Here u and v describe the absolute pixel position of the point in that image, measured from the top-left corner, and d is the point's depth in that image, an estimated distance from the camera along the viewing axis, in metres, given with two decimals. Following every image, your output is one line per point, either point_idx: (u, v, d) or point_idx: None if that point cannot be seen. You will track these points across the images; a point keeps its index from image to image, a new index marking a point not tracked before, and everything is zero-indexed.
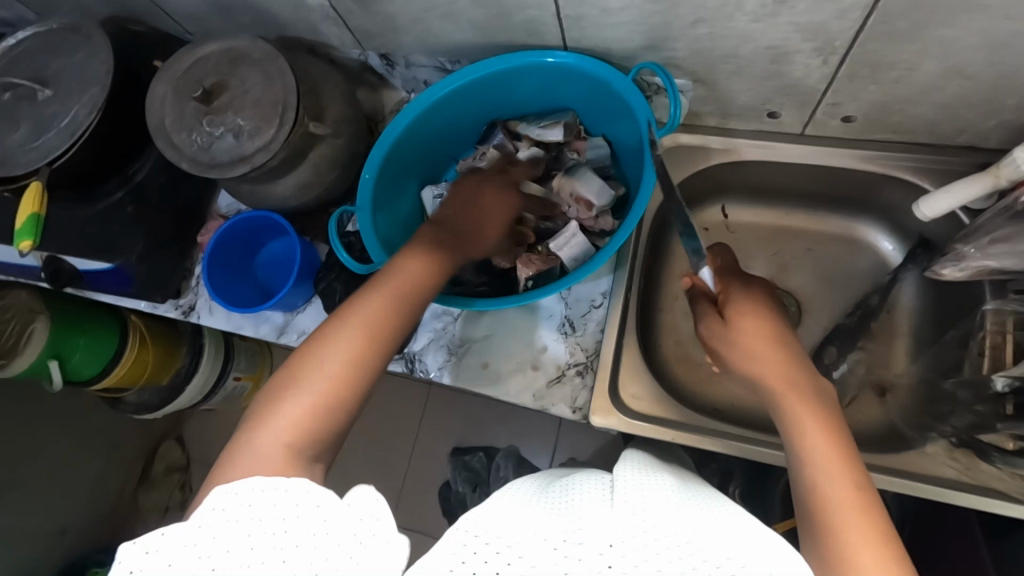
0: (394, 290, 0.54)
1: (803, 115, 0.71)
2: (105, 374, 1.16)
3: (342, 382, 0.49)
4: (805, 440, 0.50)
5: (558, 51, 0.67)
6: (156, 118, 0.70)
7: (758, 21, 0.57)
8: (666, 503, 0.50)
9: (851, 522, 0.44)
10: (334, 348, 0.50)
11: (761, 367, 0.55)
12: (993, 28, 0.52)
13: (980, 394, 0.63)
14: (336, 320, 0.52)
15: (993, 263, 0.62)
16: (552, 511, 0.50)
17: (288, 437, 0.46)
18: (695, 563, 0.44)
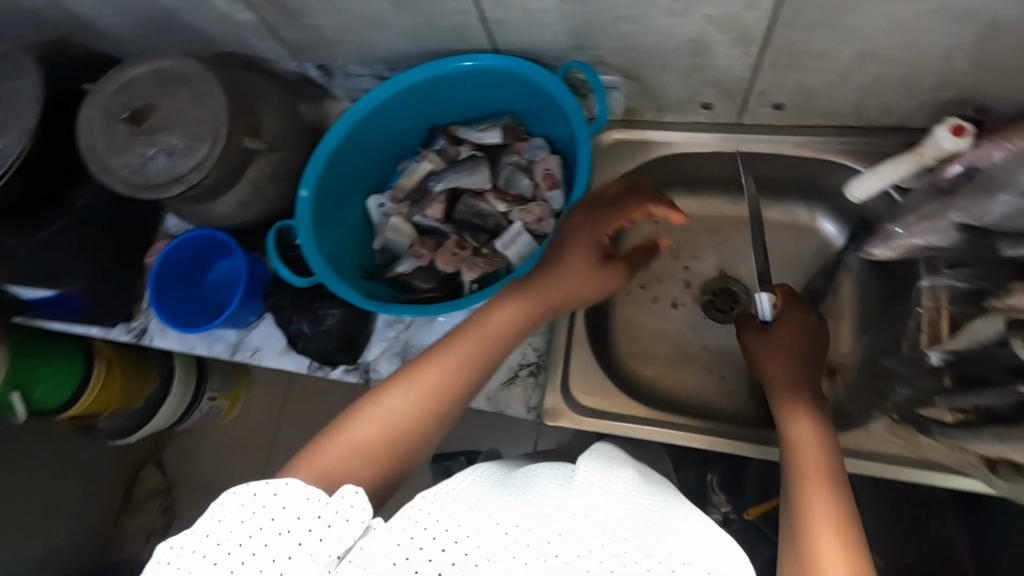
0: (472, 345, 0.59)
1: (736, 105, 0.72)
2: (72, 403, 1.15)
3: (408, 425, 0.54)
4: (801, 455, 0.55)
5: (476, 54, 0.68)
6: (87, 142, 0.69)
7: (674, 16, 0.58)
8: (625, 502, 0.51)
9: (823, 529, 0.49)
10: (405, 387, 0.56)
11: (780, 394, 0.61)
12: (898, 11, 0.53)
13: (918, 369, 0.66)
14: (419, 364, 0.58)
15: (919, 240, 0.64)
16: (507, 498, 0.50)
17: (353, 458, 0.51)
18: (646, 563, 0.45)
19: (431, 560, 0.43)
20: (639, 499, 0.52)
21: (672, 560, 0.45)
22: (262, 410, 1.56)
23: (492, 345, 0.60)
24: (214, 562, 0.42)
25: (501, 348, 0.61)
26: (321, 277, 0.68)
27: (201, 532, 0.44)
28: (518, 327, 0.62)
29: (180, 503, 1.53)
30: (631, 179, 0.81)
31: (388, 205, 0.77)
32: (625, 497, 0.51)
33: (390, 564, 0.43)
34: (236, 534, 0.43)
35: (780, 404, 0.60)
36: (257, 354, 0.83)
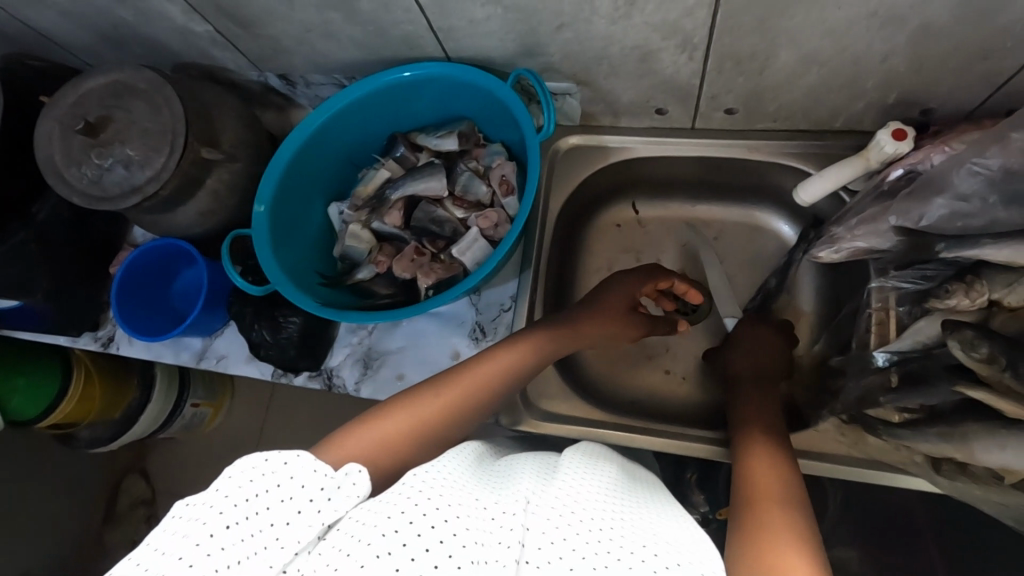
0: (501, 359, 0.64)
1: (688, 110, 0.73)
2: (51, 411, 1.14)
3: (438, 424, 0.57)
4: (760, 442, 0.58)
5: (416, 64, 0.69)
6: (44, 155, 0.70)
7: (615, 23, 0.59)
8: (605, 493, 0.50)
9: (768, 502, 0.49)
10: (439, 389, 0.59)
11: (748, 399, 0.66)
12: (829, 18, 0.54)
13: (867, 369, 0.65)
14: (455, 370, 0.62)
15: (863, 243, 0.64)
16: (491, 491, 0.51)
17: (384, 444, 0.53)
18: (615, 549, 0.44)
19: (419, 536, 0.43)
20: (621, 491, 0.52)
21: (644, 551, 0.44)
22: (243, 416, 1.56)
23: (519, 361, 0.64)
24: (221, 512, 0.44)
25: (525, 371, 0.64)
26: (276, 286, 0.68)
27: (213, 486, 0.45)
28: (540, 356, 0.66)
29: (165, 511, 1.53)
30: (591, 183, 0.82)
31: (348, 213, 0.77)
32: (608, 490, 0.51)
33: (379, 535, 0.43)
34: (244, 490, 0.45)
35: (746, 409, 0.65)
36: (222, 362, 0.84)
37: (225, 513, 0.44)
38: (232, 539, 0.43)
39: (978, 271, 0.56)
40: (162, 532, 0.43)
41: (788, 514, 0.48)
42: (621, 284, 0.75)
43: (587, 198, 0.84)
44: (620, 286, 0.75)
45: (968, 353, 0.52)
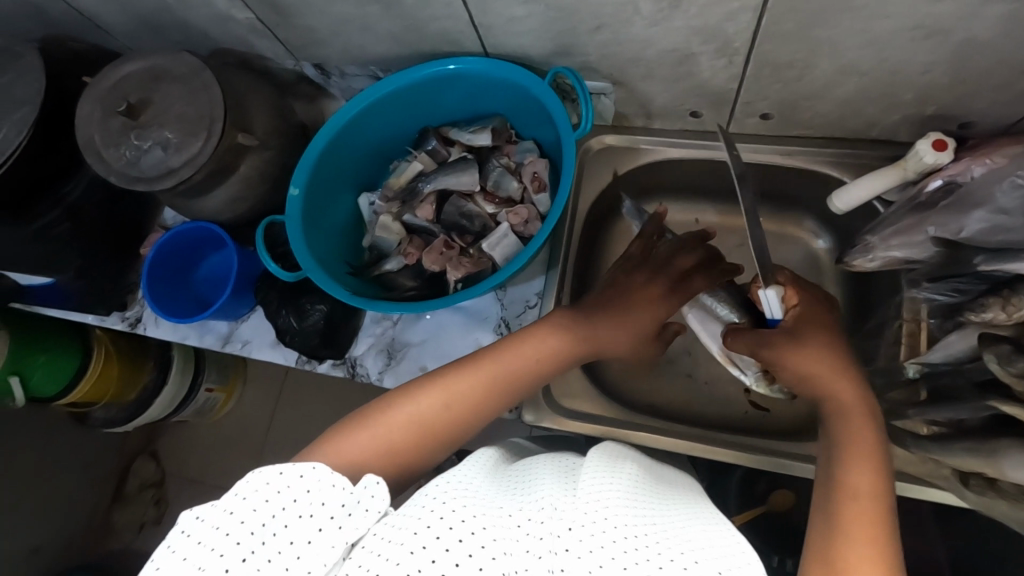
0: (505, 365, 0.61)
1: (722, 115, 0.73)
2: (69, 390, 1.16)
3: (438, 426, 0.56)
4: (849, 433, 0.53)
5: (460, 57, 0.69)
6: (83, 136, 0.70)
7: (656, 26, 0.59)
8: (630, 496, 0.51)
9: (853, 523, 0.47)
10: (440, 390, 0.57)
11: (828, 379, 0.56)
12: (874, 28, 0.54)
13: (894, 380, 0.67)
14: (457, 366, 0.60)
15: (898, 253, 0.63)
16: (514, 498, 0.51)
17: (388, 451, 0.53)
18: (649, 556, 0.45)
19: (447, 550, 0.44)
20: (648, 496, 0.52)
21: (683, 558, 0.45)
22: (256, 404, 1.57)
23: (529, 368, 0.62)
24: (238, 542, 0.43)
25: (540, 371, 0.63)
26: (308, 273, 0.69)
27: (226, 511, 0.45)
28: (554, 361, 0.64)
29: (174, 494, 1.54)
30: (619, 184, 0.82)
31: (379, 204, 0.78)
32: (633, 491, 0.51)
33: (407, 554, 0.43)
34: (260, 514, 0.44)
35: (830, 386, 0.56)
36: (247, 347, 0.85)
37: (243, 540, 0.44)
38: (254, 565, 0.43)
39: (1014, 285, 0.54)
40: (176, 557, 0.43)
41: (881, 546, 0.45)
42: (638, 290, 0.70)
43: (614, 200, 0.84)
44: (628, 292, 0.70)
45: (1003, 367, 0.51)
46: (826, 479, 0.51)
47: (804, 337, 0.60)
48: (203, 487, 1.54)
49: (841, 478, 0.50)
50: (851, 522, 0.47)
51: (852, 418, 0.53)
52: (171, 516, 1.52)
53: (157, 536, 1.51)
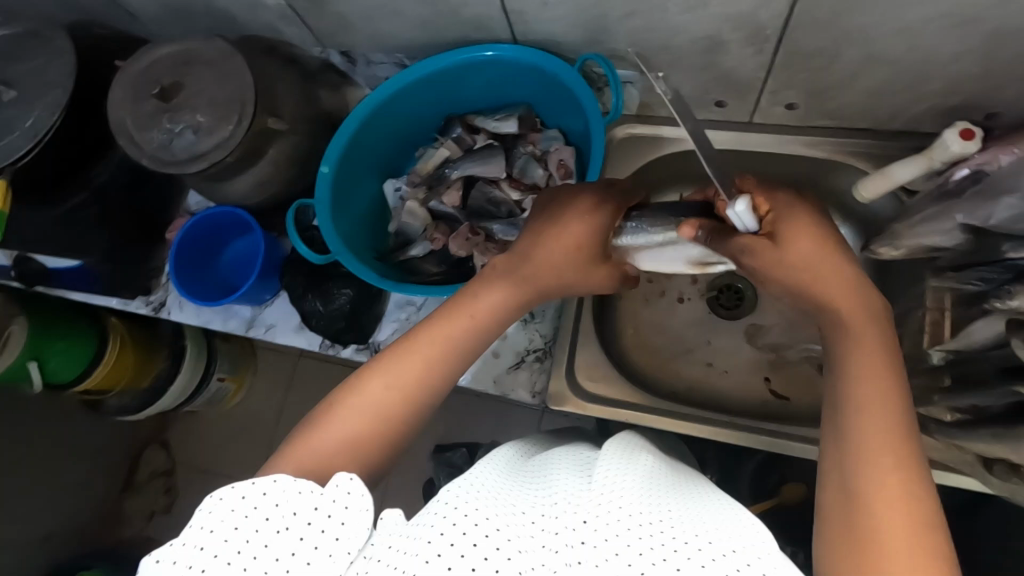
0: (450, 332, 0.55)
1: (748, 104, 0.74)
2: (83, 377, 1.16)
3: (386, 418, 0.51)
4: (855, 345, 0.48)
5: (497, 45, 0.69)
6: (116, 118, 0.71)
7: (689, 12, 0.59)
8: (645, 483, 0.48)
9: (873, 446, 0.43)
10: (381, 377, 0.52)
11: (827, 282, 0.52)
12: (906, 16, 0.55)
13: (918, 367, 0.69)
14: (400, 344, 0.54)
15: (926, 241, 0.65)
16: (530, 495, 0.49)
17: (345, 447, 0.49)
18: (663, 540, 0.42)
19: (463, 557, 0.41)
20: (664, 481, 0.50)
21: (698, 540, 0.42)
22: (267, 395, 1.57)
23: (480, 324, 0.57)
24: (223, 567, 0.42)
25: (498, 321, 0.58)
26: (338, 257, 0.70)
27: (199, 541, 0.43)
28: (514, 304, 0.59)
29: (185, 483, 1.54)
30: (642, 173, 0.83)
31: (405, 190, 0.79)
32: (649, 479, 0.49)
33: (423, 563, 0.41)
34: (236, 536, 0.43)
35: (842, 308, 0.50)
36: (271, 331, 0.86)
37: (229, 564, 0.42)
38: None
39: None
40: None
41: (904, 470, 0.42)
42: (578, 218, 0.62)
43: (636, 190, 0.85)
44: (558, 218, 0.62)
45: None
46: (835, 404, 0.46)
47: (791, 253, 0.53)
48: (215, 475, 1.55)
49: (859, 398, 0.45)
50: (876, 451, 0.43)
51: (859, 330, 0.48)
52: (180, 504, 1.52)
53: (166, 525, 1.51)
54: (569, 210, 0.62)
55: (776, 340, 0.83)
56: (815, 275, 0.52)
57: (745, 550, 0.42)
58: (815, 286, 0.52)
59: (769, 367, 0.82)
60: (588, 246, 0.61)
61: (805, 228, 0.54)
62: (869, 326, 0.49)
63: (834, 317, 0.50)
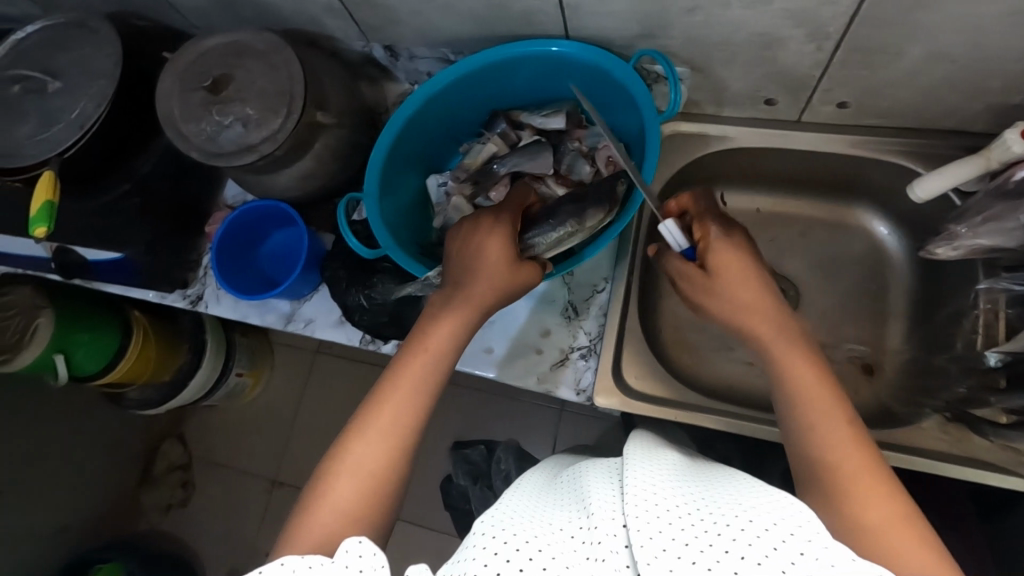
0: (410, 369, 0.55)
1: (798, 102, 0.73)
2: (108, 370, 1.09)
3: (380, 472, 0.50)
4: (789, 363, 0.53)
5: (560, 40, 0.69)
6: (164, 110, 0.71)
7: (752, 8, 0.59)
8: (675, 479, 0.46)
9: (832, 443, 0.48)
10: (362, 439, 0.51)
11: (754, 305, 0.57)
12: (977, 13, 0.54)
13: (972, 368, 0.69)
14: (373, 399, 0.54)
15: (984, 241, 0.65)
16: (562, 511, 0.47)
17: (347, 514, 0.48)
18: (705, 527, 0.40)
19: None
20: (693, 475, 0.48)
21: (740, 520, 0.40)
22: (284, 390, 1.53)
23: (438, 357, 0.57)
24: None
25: (454, 348, 0.58)
26: (386, 249, 0.70)
27: None
28: (466, 329, 0.59)
29: (202, 479, 1.51)
30: (685, 172, 0.83)
31: (449, 184, 0.80)
32: (677, 474, 0.47)
33: None
34: None
35: (763, 332, 0.56)
36: (309, 326, 0.85)
37: None
38: None
39: None
40: None
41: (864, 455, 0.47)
42: (487, 238, 0.62)
43: (678, 186, 0.85)
44: (473, 243, 0.63)
45: None
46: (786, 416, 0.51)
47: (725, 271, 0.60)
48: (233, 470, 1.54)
49: (806, 408, 0.50)
50: (840, 450, 0.47)
51: (784, 352, 0.54)
52: (198, 500, 1.50)
53: (184, 520, 1.49)
54: (475, 236, 0.63)
55: (818, 340, 0.83)
56: (741, 307, 0.58)
57: (789, 520, 0.39)
58: (744, 317, 0.57)
59: None
60: (506, 258, 0.61)
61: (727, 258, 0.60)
62: (795, 342, 0.55)
63: (761, 346, 0.56)
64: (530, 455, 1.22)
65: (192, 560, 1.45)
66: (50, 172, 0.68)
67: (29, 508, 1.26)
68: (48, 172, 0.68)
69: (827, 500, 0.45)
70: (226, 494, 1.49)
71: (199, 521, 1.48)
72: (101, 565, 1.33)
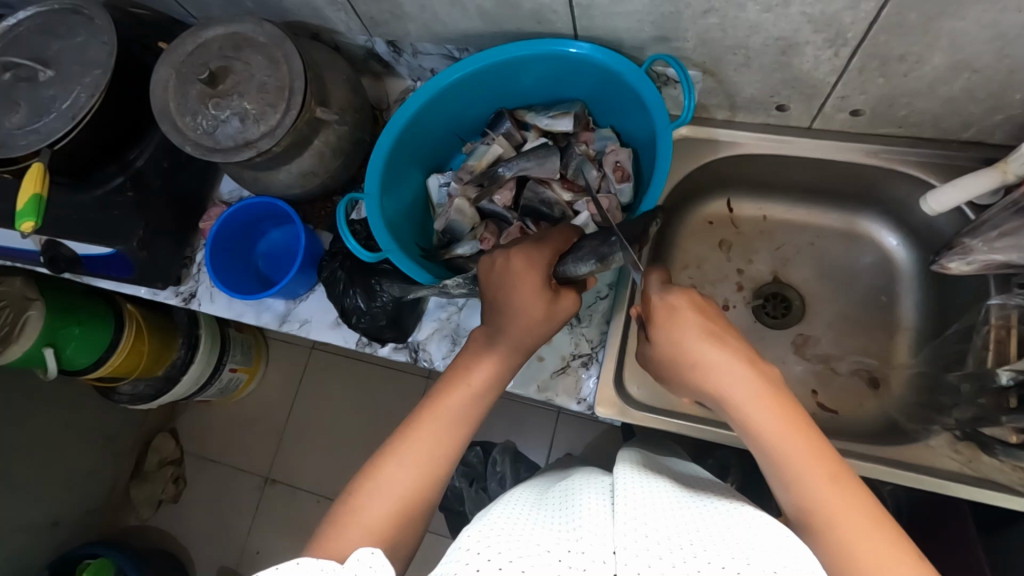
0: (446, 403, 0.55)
1: (811, 109, 0.71)
2: (100, 364, 1.06)
3: (411, 497, 0.49)
4: (762, 422, 0.49)
5: (573, 41, 0.67)
6: (158, 102, 0.68)
7: (770, 11, 0.57)
8: (668, 507, 0.44)
9: (826, 496, 0.44)
10: (396, 458, 0.51)
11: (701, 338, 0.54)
12: (1002, 21, 0.52)
13: (983, 387, 0.66)
14: (407, 426, 0.53)
15: (1000, 256, 0.64)
16: (551, 525, 0.44)
17: (373, 532, 0.47)
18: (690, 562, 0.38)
19: None
20: (688, 500, 0.46)
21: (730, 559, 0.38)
22: (279, 386, 1.51)
23: (475, 393, 0.56)
24: None
25: (493, 387, 0.57)
26: (387, 250, 0.69)
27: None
28: (509, 367, 0.59)
29: (193, 474, 1.49)
30: (692, 177, 0.81)
31: (451, 185, 0.79)
32: (677, 503, 0.45)
33: None
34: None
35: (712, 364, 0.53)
36: (306, 327, 0.84)
37: None
38: None
39: None
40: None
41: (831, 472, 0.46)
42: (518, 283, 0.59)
43: (686, 191, 0.84)
44: (509, 291, 0.59)
45: None
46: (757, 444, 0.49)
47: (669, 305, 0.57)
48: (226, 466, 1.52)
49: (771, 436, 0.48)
50: (814, 475, 0.45)
51: (749, 395, 0.50)
52: (191, 495, 1.48)
53: (176, 516, 1.47)
54: (513, 282, 0.59)
55: (824, 352, 0.82)
56: (703, 368, 0.53)
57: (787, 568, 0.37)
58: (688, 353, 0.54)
59: (817, 379, 0.81)
60: (540, 306, 0.59)
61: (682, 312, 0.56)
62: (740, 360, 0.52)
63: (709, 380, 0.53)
64: (526, 457, 1.21)
65: (183, 557, 1.43)
66: (38, 164, 0.66)
67: (18, 503, 1.23)
68: (37, 164, 0.66)
69: (826, 556, 0.43)
70: (218, 491, 1.47)
71: (191, 517, 1.46)
72: (88, 561, 1.30)
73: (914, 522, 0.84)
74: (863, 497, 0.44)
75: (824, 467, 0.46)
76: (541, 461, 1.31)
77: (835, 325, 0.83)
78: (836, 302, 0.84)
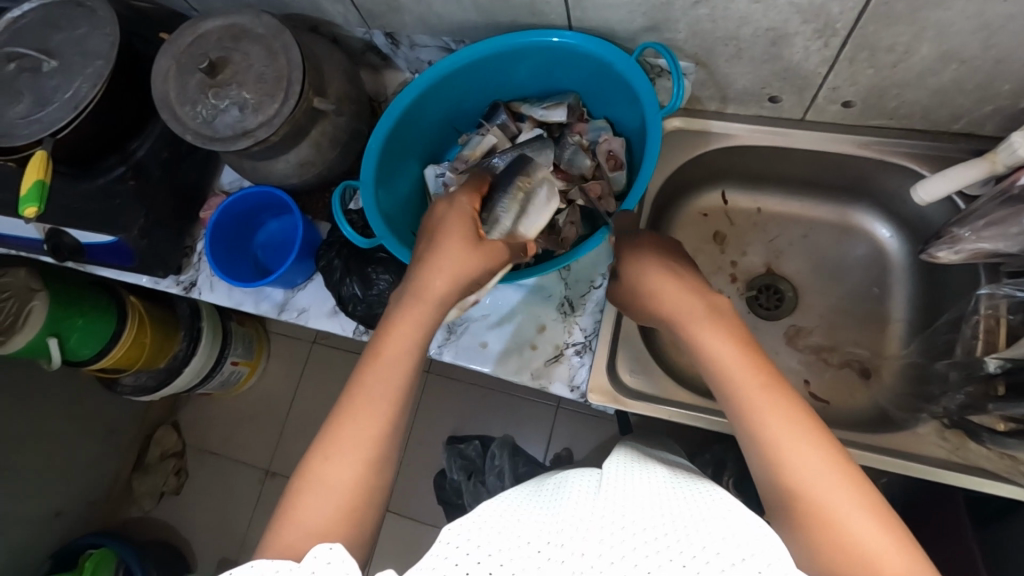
0: (370, 384, 0.52)
1: (804, 100, 0.72)
2: (102, 355, 1.07)
3: (353, 488, 0.48)
4: (749, 391, 0.47)
5: (564, 31, 0.68)
6: (159, 92, 0.70)
7: (759, 2, 0.58)
8: (639, 500, 0.44)
9: (811, 477, 0.42)
10: (334, 454, 0.49)
11: (681, 308, 0.55)
12: (988, 11, 0.53)
13: (970, 375, 0.66)
14: (336, 418, 0.51)
15: (987, 245, 0.65)
16: (534, 517, 0.44)
17: (319, 532, 0.46)
18: (673, 557, 0.39)
19: None
20: (670, 492, 0.46)
21: (705, 552, 0.39)
22: (279, 380, 1.53)
23: (394, 366, 0.53)
24: None
25: (411, 354, 0.54)
26: (382, 238, 0.69)
27: None
28: (426, 329, 0.56)
29: (195, 467, 1.50)
30: (685, 169, 0.82)
31: (448, 176, 0.79)
32: (639, 498, 0.44)
33: None
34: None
35: (695, 330, 0.52)
36: (303, 315, 0.85)
37: None
38: None
39: None
40: None
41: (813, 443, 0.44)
42: (453, 228, 0.61)
43: (680, 184, 0.85)
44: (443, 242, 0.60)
45: None
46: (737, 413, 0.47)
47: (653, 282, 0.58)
48: None
49: (749, 405, 0.46)
50: (792, 444, 0.44)
51: (729, 362, 0.49)
52: (191, 487, 1.49)
53: (177, 507, 1.48)
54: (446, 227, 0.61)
55: (817, 343, 0.83)
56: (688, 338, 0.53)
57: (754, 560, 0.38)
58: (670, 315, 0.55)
59: (810, 370, 0.81)
60: (466, 244, 0.59)
61: (677, 288, 0.56)
62: (718, 328, 0.52)
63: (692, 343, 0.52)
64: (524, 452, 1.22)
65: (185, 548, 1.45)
66: (41, 153, 0.67)
67: (21, 492, 1.25)
68: (40, 153, 0.67)
69: (806, 535, 0.41)
70: (219, 483, 1.48)
71: (192, 508, 1.47)
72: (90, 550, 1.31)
73: (907, 515, 0.85)
74: (847, 473, 0.43)
75: (842, 477, 0.42)
76: (539, 455, 1.32)
77: (828, 316, 0.84)
78: (829, 294, 0.84)
